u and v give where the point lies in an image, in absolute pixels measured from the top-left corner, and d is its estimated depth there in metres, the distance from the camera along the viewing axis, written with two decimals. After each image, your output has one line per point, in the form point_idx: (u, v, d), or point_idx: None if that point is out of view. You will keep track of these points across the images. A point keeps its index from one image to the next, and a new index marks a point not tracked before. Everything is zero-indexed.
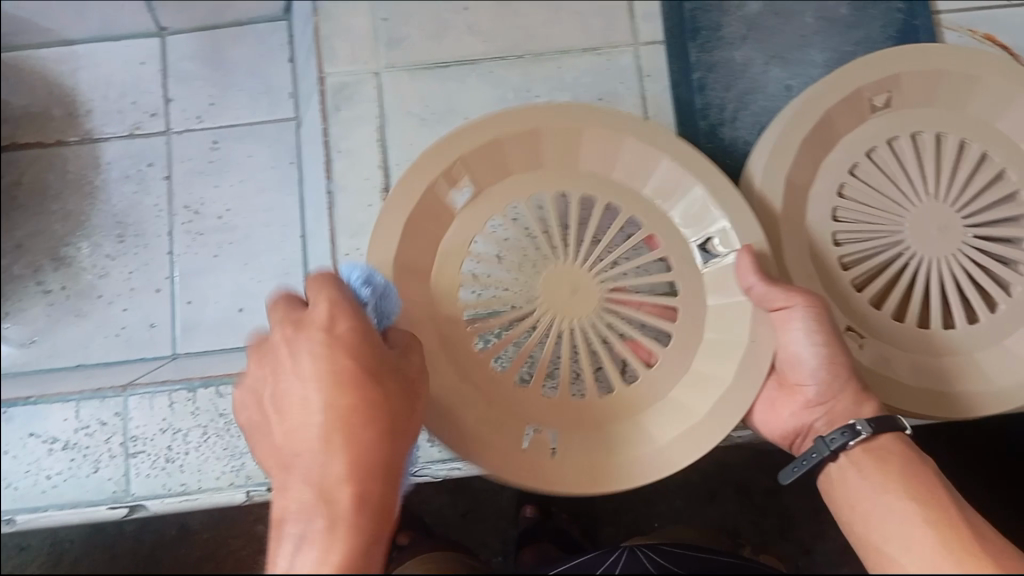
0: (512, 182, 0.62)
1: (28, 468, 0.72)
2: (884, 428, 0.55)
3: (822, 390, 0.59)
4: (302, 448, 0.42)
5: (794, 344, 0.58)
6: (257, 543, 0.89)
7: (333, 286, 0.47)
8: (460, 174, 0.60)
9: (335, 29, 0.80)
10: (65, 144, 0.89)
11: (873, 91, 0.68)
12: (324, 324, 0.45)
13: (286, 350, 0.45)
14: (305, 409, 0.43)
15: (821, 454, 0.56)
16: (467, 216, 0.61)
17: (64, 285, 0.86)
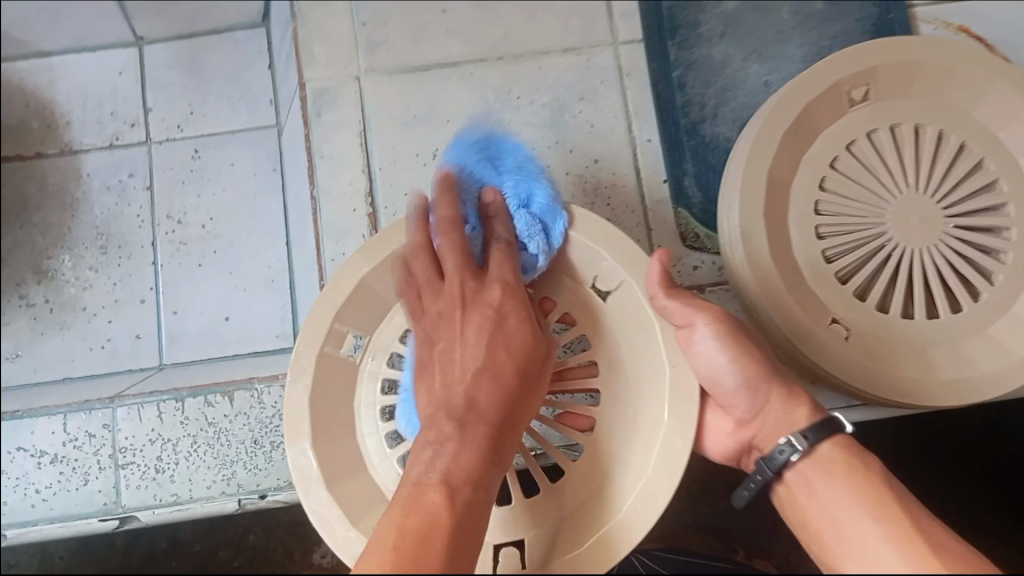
0: (404, 306, 0.62)
1: (16, 483, 0.71)
2: (822, 436, 0.54)
3: (749, 405, 0.57)
4: (456, 400, 0.53)
5: (708, 362, 0.56)
6: (247, 555, 0.89)
7: (508, 262, 0.58)
8: (344, 332, 0.60)
9: (314, 34, 0.80)
10: (45, 156, 0.89)
11: (852, 84, 0.69)
12: (500, 296, 0.56)
13: (455, 313, 0.55)
14: (490, 368, 0.54)
15: (765, 476, 0.55)
16: (369, 360, 0.61)
17: (47, 298, 0.85)
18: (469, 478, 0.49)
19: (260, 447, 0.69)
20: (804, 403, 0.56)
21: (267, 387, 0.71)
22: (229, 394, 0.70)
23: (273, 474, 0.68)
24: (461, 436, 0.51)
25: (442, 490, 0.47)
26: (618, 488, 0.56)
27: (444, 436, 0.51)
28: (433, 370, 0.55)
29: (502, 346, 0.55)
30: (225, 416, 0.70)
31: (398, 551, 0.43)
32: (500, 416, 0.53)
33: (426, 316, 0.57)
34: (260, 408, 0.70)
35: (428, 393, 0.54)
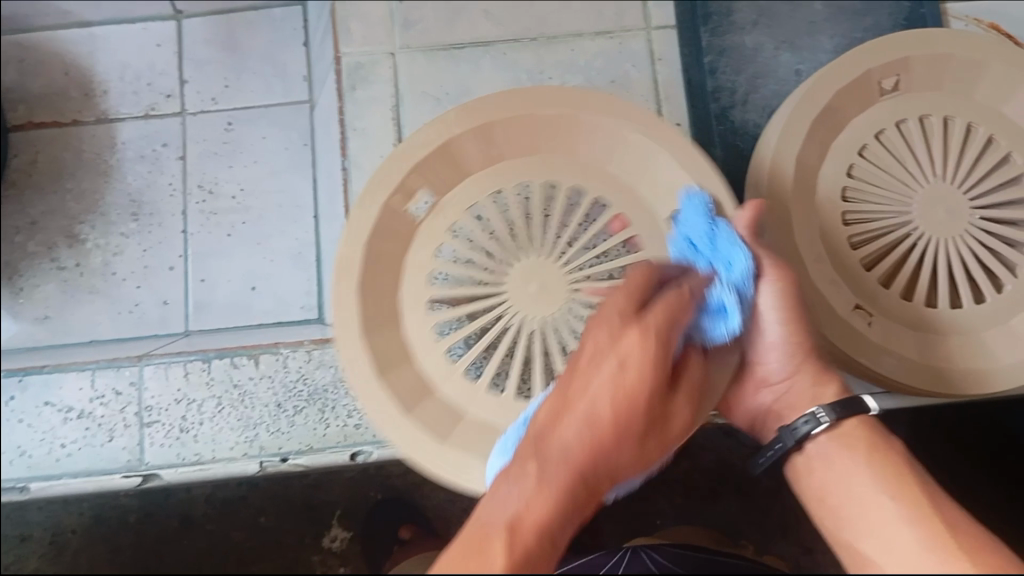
0: (478, 179, 0.64)
1: (43, 437, 0.75)
2: (848, 412, 0.54)
3: (778, 369, 0.57)
4: (566, 442, 0.44)
5: (758, 321, 0.57)
6: (260, 537, 0.87)
7: (681, 307, 0.49)
8: (416, 188, 0.62)
9: (351, 10, 0.81)
10: (81, 124, 0.90)
11: (882, 74, 0.69)
12: (658, 334, 0.47)
13: (639, 350, 0.46)
14: (595, 419, 0.45)
15: (786, 445, 0.55)
16: (431, 223, 0.64)
17: (78, 262, 0.87)
18: (502, 547, 0.39)
19: (284, 411, 0.72)
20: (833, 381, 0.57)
21: (292, 351, 0.74)
22: (255, 357, 0.74)
23: (295, 438, 0.72)
24: (549, 496, 0.42)
25: (553, 499, 0.42)
26: None
27: (539, 450, 0.45)
28: (558, 410, 0.47)
29: (627, 393, 0.45)
30: (249, 378, 0.73)
31: (513, 558, 0.39)
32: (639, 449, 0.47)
33: (648, 343, 0.46)
34: (284, 372, 0.73)
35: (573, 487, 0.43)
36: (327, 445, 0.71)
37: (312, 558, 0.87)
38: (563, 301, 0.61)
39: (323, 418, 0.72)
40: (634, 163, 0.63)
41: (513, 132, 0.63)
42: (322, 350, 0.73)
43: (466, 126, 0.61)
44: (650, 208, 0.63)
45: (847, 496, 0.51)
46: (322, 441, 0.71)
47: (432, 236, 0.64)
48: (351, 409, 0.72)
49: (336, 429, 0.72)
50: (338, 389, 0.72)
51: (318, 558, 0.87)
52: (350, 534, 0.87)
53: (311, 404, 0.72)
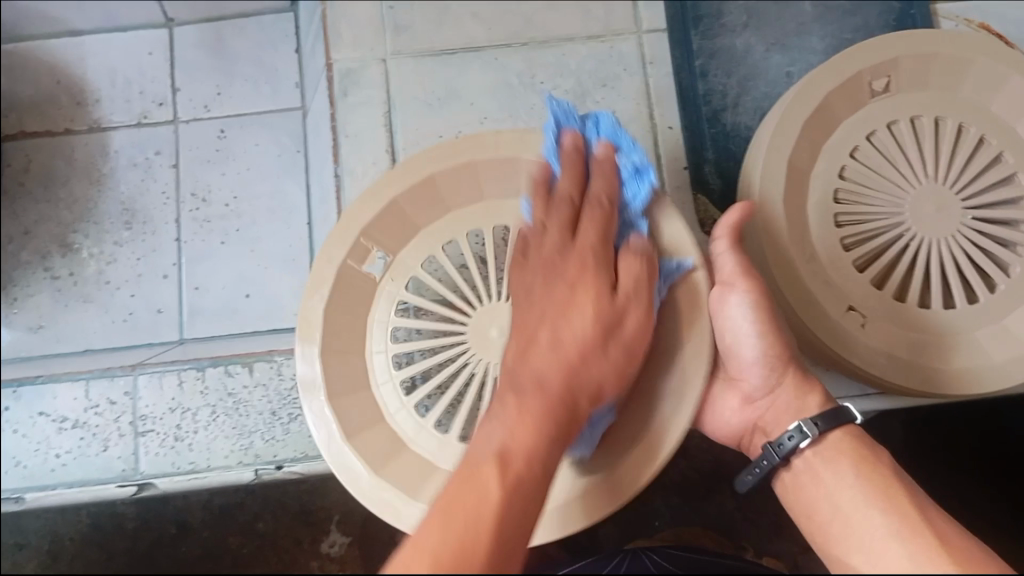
0: (434, 228, 0.63)
1: (37, 447, 0.76)
2: (834, 423, 0.55)
3: (761, 382, 0.59)
4: (539, 377, 0.50)
5: (735, 332, 0.59)
6: (257, 542, 0.87)
7: (607, 224, 0.56)
8: (367, 248, 0.61)
9: (340, 15, 0.81)
10: (73, 133, 0.90)
11: (873, 75, 0.69)
12: (594, 251, 0.55)
13: (585, 285, 0.54)
14: (561, 346, 0.51)
15: (772, 461, 0.56)
16: (388, 280, 0.63)
17: (71, 270, 0.87)
18: (494, 477, 0.43)
19: (279, 418, 0.72)
20: (816, 391, 0.59)
21: (286, 359, 0.74)
22: (249, 366, 0.74)
23: (290, 445, 0.72)
24: (532, 418, 0.47)
25: (537, 426, 0.47)
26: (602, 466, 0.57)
27: (517, 387, 0.50)
28: (524, 349, 0.52)
29: (581, 322, 0.52)
30: (243, 387, 0.73)
31: (509, 480, 0.43)
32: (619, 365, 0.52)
33: (590, 266, 0.54)
34: (278, 380, 0.73)
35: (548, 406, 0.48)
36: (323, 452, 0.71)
37: (310, 563, 0.87)
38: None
39: None
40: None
41: (457, 182, 0.62)
42: None
43: (405, 181, 0.61)
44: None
45: (845, 511, 0.51)
46: (316, 448, 0.71)
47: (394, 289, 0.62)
48: None
49: None
50: None
51: (316, 563, 0.87)
52: (348, 539, 0.86)
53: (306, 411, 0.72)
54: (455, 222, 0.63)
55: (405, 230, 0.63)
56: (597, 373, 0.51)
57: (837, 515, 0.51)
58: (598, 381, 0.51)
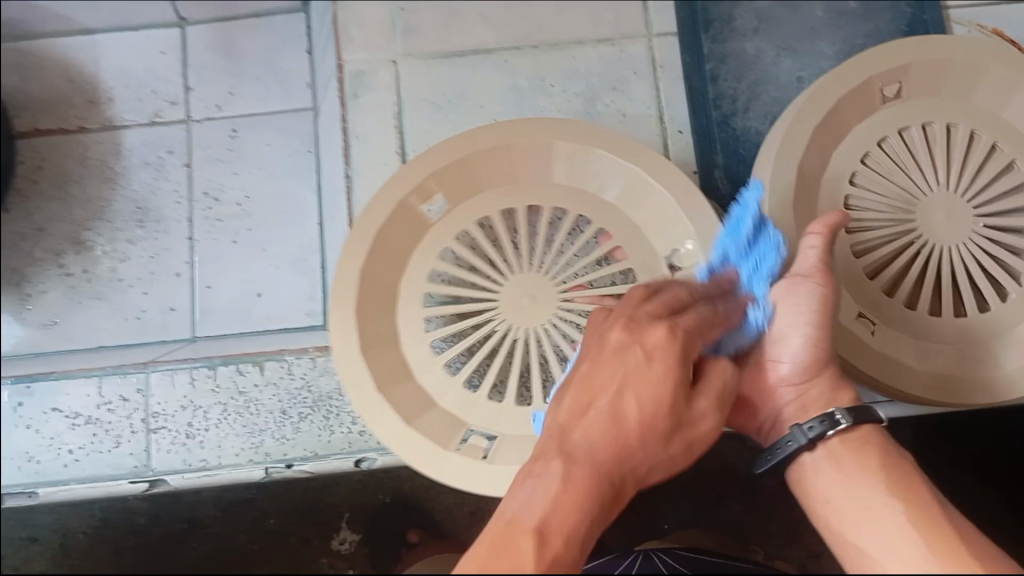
0: (489, 194, 0.68)
1: (49, 443, 0.76)
2: (862, 419, 0.54)
3: (799, 372, 0.56)
4: (591, 448, 0.44)
5: (792, 324, 0.56)
6: (264, 538, 0.88)
7: (706, 326, 0.50)
8: (433, 191, 0.66)
9: (352, 17, 0.82)
10: (86, 131, 0.91)
11: (884, 81, 0.69)
12: (684, 327, 0.48)
13: (664, 352, 0.46)
14: (621, 419, 0.45)
15: (798, 442, 0.55)
16: (442, 226, 0.67)
17: (84, 268, 0.87)
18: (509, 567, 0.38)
19: (288, 417, 0.73)
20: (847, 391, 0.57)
21: (297, 358, 0.75)
22: (260, 364, 0.75)
23: (300, 444, 0.73)
24: (572, 497, 0.42)
25: (577, 505, 0.42)
26: None
27: (564, 446, 0.45)
28: (578, 407, 0.47)
29: (655, 392, 0.45)
30: (254, 385, 0.74)
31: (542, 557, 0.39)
32: (666, 464, 0.47)
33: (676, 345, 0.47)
34: (289, 379, 0.74)
35: (583, 492, 0.43)
36: (332, 451, 0.73)
37: (320, 560, 0.88)
38: (552, 311, 0.64)
39: (329, 424, 0.73)
40: (632, 196, 0.66)
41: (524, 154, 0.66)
42: (327, 358, 0.75)
43: (484, 144, 0.65)
44: (635, 228, 0.67)
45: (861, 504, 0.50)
46: (327, 449, 0.73)
47: (434, 247, 0.67)
48: (355, 416, 0.73)
49: (341, 435, 0.73)
50: (342, 397, 0.73)
51: (326, 560, 0.88)
52: (358, 537, 0.87)
53: (314, 411, 0.74)
54: (507, 191, 0.68)
55: (465, 188, 0.67)
56: (645, 470, 0.46)
57: (849, 504, 0.51)
58: (643, 472, 0.46)
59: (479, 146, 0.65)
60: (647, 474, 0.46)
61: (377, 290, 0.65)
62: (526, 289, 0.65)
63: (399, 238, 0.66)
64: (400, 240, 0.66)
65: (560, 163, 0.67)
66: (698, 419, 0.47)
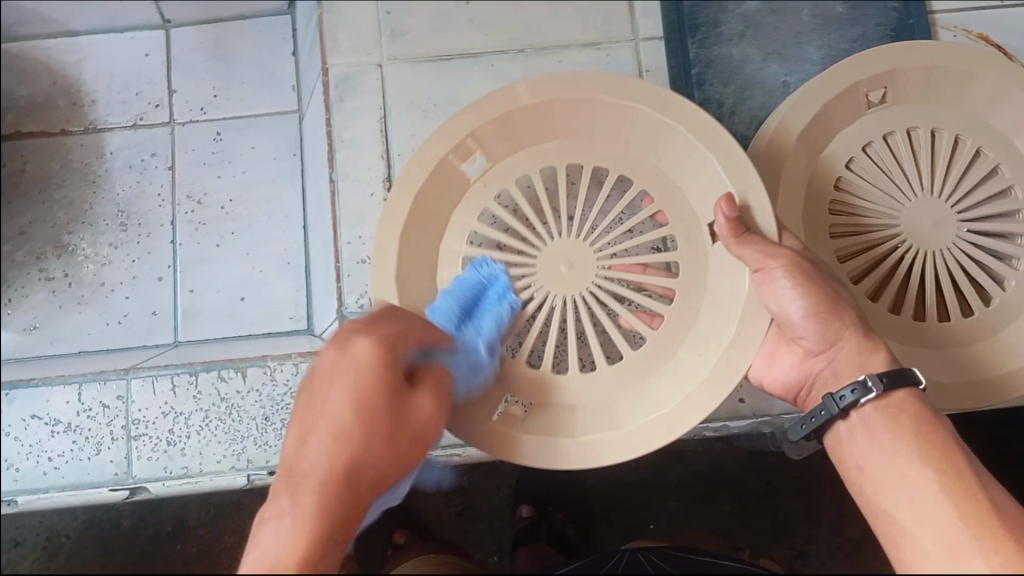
0: (525, 153, 0.66)
1: (29, 450, 0.76)
2: (896, 383, 0.54)
3: (820, 338, 0.58)
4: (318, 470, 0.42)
5: (780, 302, 0.58)
6: (252, 540, 0.87)
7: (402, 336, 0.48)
8: (472, 149, 0.64)
9: (338, 20, 0.81)
10: (69, 134, 0.91)
11: (869, 87, 0.68)
12: (383, 337, 0.47)
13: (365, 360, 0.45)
14: (339, 427, 0.43)
15: (831, 411, 0.55)
16: (481, 184, 0.66)
17: (66, 272, 0.87)
18: None
19: (272, 424, 0.73)
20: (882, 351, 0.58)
21: (280, 364, 0.75)
22: (243, 370, 0.75)
23: (284, 450, 0.73)
24: (310, 533, 0.40)
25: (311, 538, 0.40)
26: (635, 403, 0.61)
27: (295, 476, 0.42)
28: (302, 434, 0.44)
29: (362, 395, 0.44)
30: (238, 391, 0.74)
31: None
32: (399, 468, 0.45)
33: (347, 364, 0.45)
34: (272, 385, 0.74)
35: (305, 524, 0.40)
36: None
37: None
38: (589, 281, 0.64)
39: None
40: (678, 161, 0.64)
41: (561, 112, 0.64)
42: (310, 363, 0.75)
43: (523, 95, 0.62)
44: (678, 187, 0.65)
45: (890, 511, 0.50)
46: None
47: (469, 216, 0.66)
48: None
49: None
50: None
51: None
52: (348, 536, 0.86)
53: None
54: (544, 152, 0.66)
55: (505, 143, 0.65)
56: (376, 479, 0.43)
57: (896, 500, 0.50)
58: (375, 479, 0.44)
59: (517, 101, 0.63)
60: (381, 482, 0.44)
61: (419, 261, 0.64)
62: (562, 254, 0.64)
63: (436, 193, 0.64)
64: (436, 193, 0.64)
65: (604, 118, 0.64)
66: (411, 413, 0.46)
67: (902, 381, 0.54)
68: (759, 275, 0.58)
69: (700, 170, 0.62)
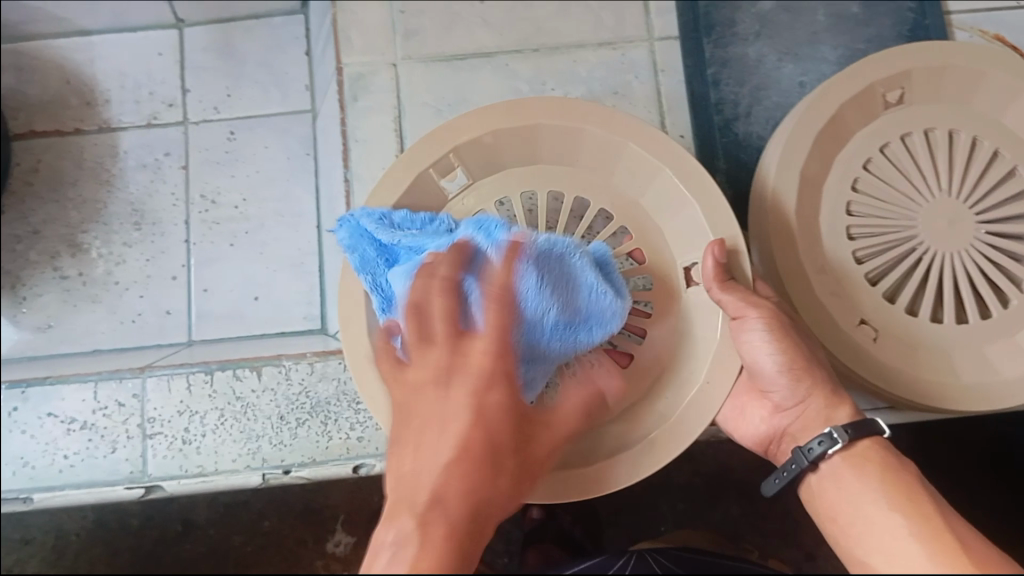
0: (505, 177, 0.65)
1: (44, 448, 0.76)
2: (861, 432, 0.54)
3: (790, 393, 0.59)
4: (417, 498, 0.38)
5: (753, 353, 0.59)
6: (258, 540, 0.91)
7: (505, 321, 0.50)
8: (453, 167, 0.64)
9: (351, 19, 0.81)
10: (82, 133, 0.91)
11: (887, 87, 0.68)
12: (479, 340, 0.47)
13: (430, 391, 0.43)
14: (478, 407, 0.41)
15: (801, 466, 0.55)
16: (458, 204, 0.65)
17: (79, 271, 0.88)
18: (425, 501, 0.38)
19: (286, 423, 0.73)
20: (846, 404, 0.58)
21: (294, 363, 0.75)
22: (258, 369, 0.74)
23: (298, 450, 0.72)
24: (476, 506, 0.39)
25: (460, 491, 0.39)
26: (615, 438, 0.60)
27: (419, 491, 0.39)
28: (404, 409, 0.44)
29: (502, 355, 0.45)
30: (252, 390, 0.74)
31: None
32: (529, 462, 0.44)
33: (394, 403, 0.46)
34: (287, 385, 0.74)
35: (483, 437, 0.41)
36: (330, 458, 0.72)
37: (316, 563, 0.92)
38: None
39: (326, 431, 0.72)
40: (656, 194, 0.64)
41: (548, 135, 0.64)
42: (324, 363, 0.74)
43: (511, 118, 0.62)
44: (655, 226, 0.64)
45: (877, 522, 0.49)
46: (325, 455, 0.72)
47: None
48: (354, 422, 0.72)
49: (338, 441, 0.72)
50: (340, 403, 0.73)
51: (322, 562, 0.92)
52: (352, 539, 0.90)
53: (312, 417, 0.73)
54: (522, 177, 0.65)
55: (488, 165, 0.65)
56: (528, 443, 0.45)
57: (875, 524, 0.49)
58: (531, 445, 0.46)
59: (549, 113, 0.62)
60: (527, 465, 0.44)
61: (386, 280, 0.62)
62: None
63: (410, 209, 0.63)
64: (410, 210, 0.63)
65: (588, 147, 0.64)
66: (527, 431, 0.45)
67: (866, 431, 0.55)
68: (734, 323, 0.59)
69: (688, 215, 0.62)
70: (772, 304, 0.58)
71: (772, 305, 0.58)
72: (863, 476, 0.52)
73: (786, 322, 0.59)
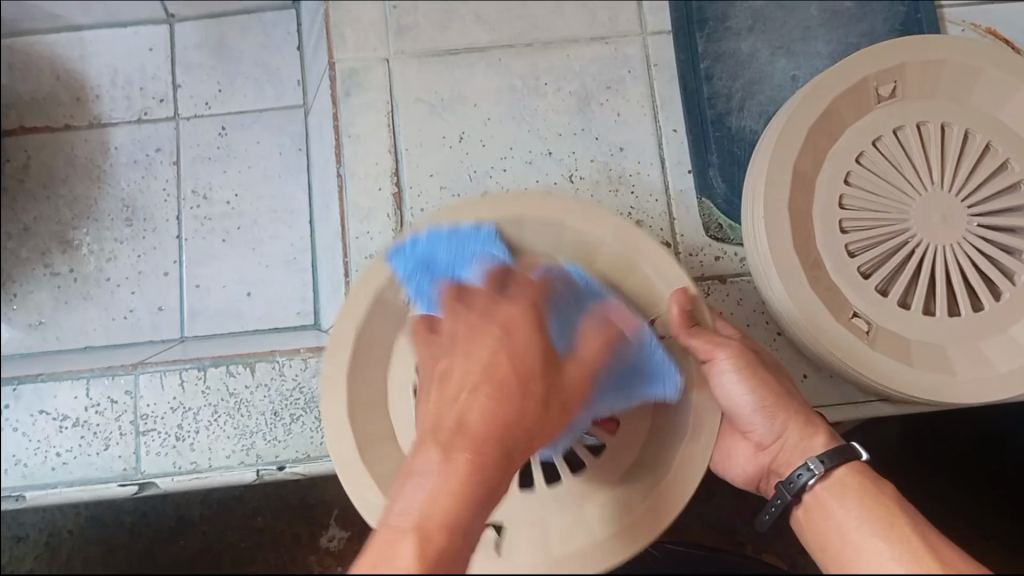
0: None
1: (37, 446, 0.76)
2: (839, 459, 0.53)
3: (767, 426, 0.57)
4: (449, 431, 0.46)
5: (726, 393, 0.57)
6: (255, 537, 0.92)
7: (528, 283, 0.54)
8: None
9: (345, 16, 0.81)
10: (73, 129, 0.91)
11: (879, 80, 0.68)
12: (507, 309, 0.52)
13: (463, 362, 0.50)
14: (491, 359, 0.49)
15: (784, 499, 0.55)
16: None
17: (71, 268, 0.88)
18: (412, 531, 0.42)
19: (280, 419, 0.73)
20: (822, 432, 0.57)
21: (288, 360, 0.74)
22: (251, 366, 0.74)
23: (292, 446, 0.72)
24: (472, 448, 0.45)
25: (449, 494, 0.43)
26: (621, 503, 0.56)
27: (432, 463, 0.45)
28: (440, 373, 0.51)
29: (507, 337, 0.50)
30: (246, 387, 0.74)
31: (423, 557, 0.40)
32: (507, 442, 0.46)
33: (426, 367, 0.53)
34: (281, 380, 0.74)
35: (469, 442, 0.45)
36: (324, 453, 0.72)
37: (309, 557, 0.91)
38: None
39: (320, 426, 0.73)
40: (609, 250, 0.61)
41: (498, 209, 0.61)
42: (318, 359, 0.75)
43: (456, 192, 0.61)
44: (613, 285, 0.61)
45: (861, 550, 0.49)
46: (319, 450, 0.72)
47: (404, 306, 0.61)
48: None
49: None
50: None
51: (315, 557, 0.91)
52: (346, 534, 0.91)
53: (307, 412, 0.73)
54: None
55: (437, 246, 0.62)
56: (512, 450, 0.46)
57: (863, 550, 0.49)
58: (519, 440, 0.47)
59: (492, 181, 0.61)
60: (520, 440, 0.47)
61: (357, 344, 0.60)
62: None
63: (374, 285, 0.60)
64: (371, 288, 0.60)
65: None
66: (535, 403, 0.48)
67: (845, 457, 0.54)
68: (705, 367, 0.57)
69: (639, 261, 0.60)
70: (740, 345, 0.57)
71: (741, 345, 0.57)
72: (846, 496, 0.52)
73: (755, 362, 0.57)
